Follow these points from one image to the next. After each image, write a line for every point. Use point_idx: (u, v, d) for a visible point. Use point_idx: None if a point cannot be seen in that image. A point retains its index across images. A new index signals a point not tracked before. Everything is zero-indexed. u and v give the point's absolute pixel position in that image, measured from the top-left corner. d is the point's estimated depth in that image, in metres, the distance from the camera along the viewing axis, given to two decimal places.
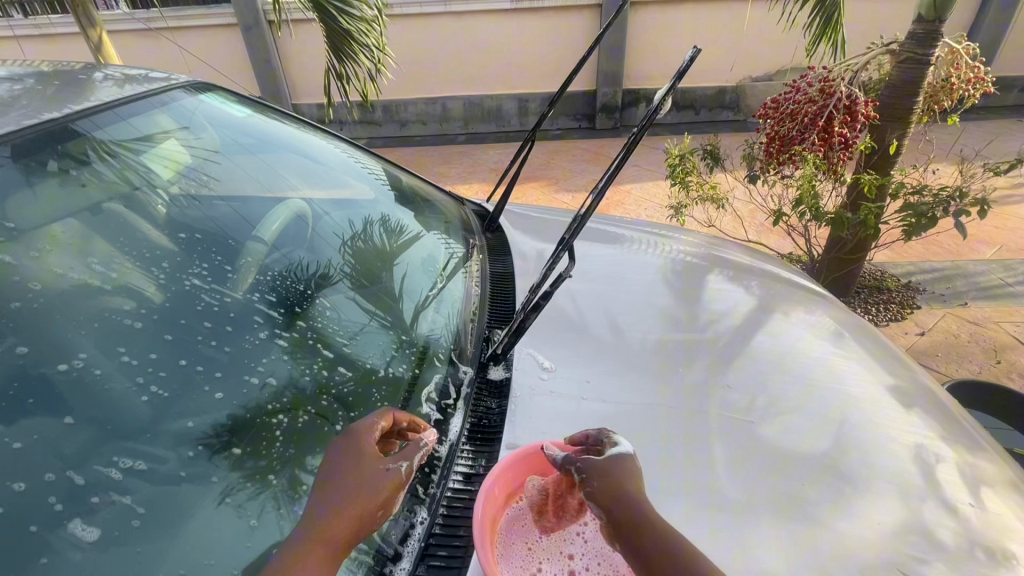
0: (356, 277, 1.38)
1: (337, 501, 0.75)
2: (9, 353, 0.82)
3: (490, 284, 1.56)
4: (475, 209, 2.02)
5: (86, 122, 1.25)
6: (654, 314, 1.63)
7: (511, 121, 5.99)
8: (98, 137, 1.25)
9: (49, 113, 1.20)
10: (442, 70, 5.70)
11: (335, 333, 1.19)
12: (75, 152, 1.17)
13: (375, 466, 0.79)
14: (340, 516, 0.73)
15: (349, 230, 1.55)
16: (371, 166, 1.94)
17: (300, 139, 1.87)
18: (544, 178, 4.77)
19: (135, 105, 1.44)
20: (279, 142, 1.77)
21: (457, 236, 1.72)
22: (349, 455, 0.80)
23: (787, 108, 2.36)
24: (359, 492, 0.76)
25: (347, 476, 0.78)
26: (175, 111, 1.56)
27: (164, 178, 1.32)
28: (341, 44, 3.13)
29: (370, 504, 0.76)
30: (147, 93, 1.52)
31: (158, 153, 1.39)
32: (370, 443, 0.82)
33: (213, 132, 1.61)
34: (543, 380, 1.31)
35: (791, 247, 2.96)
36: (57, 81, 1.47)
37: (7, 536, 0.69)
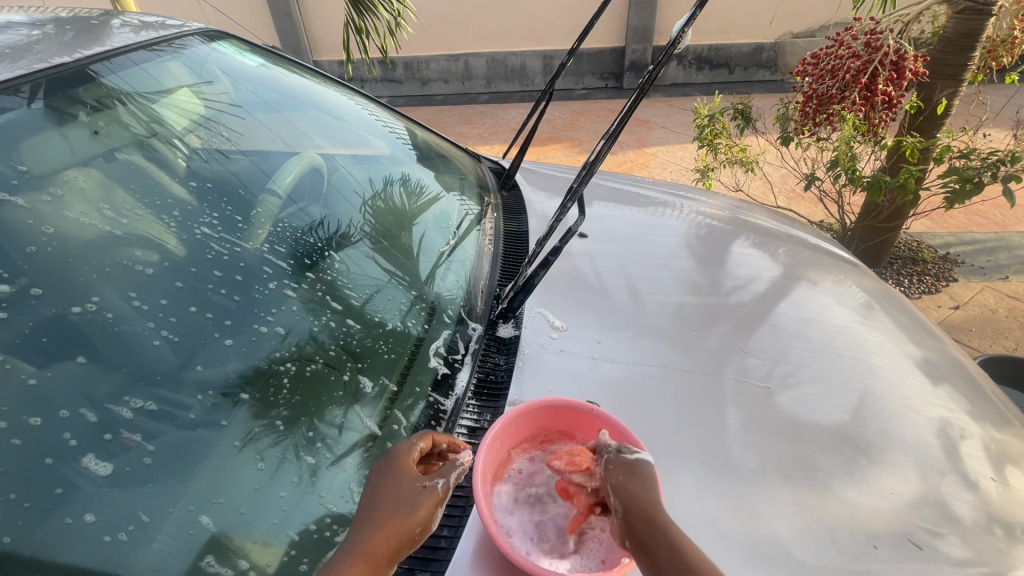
0: (372, 234, 1.37)
1: (379, 523, 0.78)
2: (24, 294, 0.83)
3: (503, 242, 1.54)
4: (492, 167, 1.98)
5: (98, 69, 1.24)
6: (671, 278, 1.59)
7: (535, 79, 5.80)
8: (109, 83, 1.24)
9: (61, 57, 1.20)
10: (465, 25, 5.52)
11: (348, 288, 1.20)
12: (87, 98, 1.17)
13: (413, 487, 0.81)
14: (380, 537, 0.76)
15: (366, 186, 1.53)
16: (391, 123, 1.90)
17: (317, 91, 1.84)
18: (567, 139, 4.65)
19: (147, 51, 1.42)
20: (294, 95, 1.74)
21: (472, 194, 1.70)
22: (390, 476, 0.82)
23: (828, 64, 2.22)
24: (399, 513, 0.79)
25: (388, 497, 0.80)
26: (188, 59, 1.53)
27: (176, 127, 1.32)
28: None
29: (409, 525, 0.78)
30: (160, 40, 1.50)
31: (171, 103, 1.38)
32: (410, 463, 0.84)
33: (227, 83, 1.59)
34: (553, 339, 1.30)
35: (823, 214, 2.84)
36: (70, 27, 1.46)
37: (26, 467, 0.72)
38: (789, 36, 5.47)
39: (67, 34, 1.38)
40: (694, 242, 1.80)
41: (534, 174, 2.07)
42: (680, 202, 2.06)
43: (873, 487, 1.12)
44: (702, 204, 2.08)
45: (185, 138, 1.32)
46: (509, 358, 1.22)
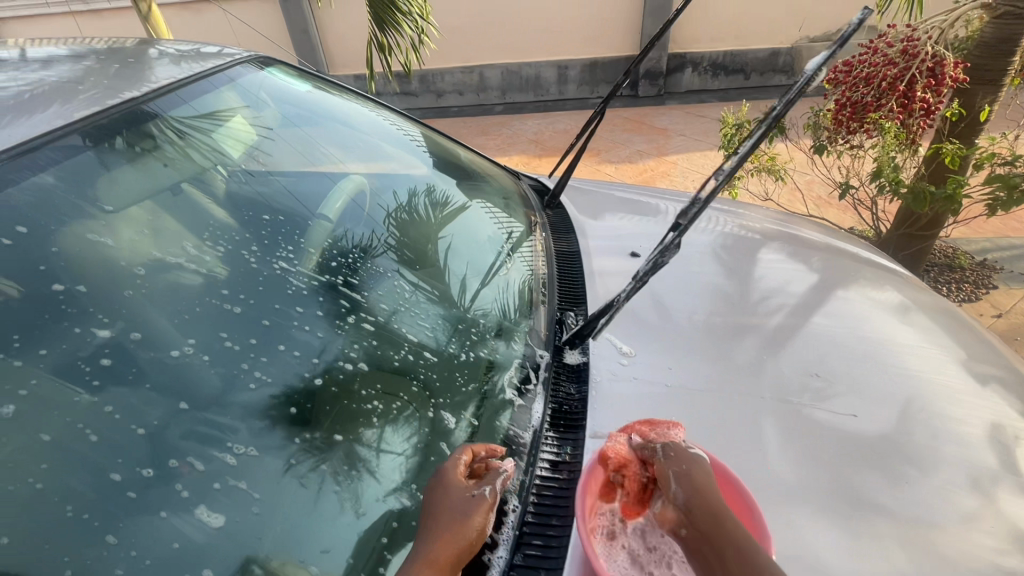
0: (415, 254, 1.39)
1: (441, 534, 0.77)
2: (124, 338, 0.86)
3: (556, 264, 1.53)
4: (532, 184, 1.97)
5: (162, 102, 1.28)
6: (731, 299, 1.55)
7: (550, 89, 5.81)
8: (171, 114, 1.28)
9: (129, 92, 1.24)
10: (480, 37, 5.54)
11: (389, 309, 1.20)
12: (155, 131, 1.21)
13: (465, 495, 0.81)
14: (443, 547, 0.76)
15: (391, 202, 1.54)
16: (406, 129, 1.95)
17: (344, 107, 1.87)
18: (586, 149, 4.64)
19: (204, 82, 1.46)
20: (327, 113, 1.77)
21: (517, 213, 1.69)
22: (444, 488, 0.82)
23: (861, 72, 2.19)
24: (458, 522, 0.78)
25: (443, 508, 0.80)
26: (243, 87, 1.58)
27: (233, 157, 1.35)
28: (384, 14, 3.07)
29: (468, 534, 0.78)
30: (218, 69, 1.55)
31: (229, 133, 1.41)
32: (458, 472, 0.84)
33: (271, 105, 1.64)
34: (624, 366, 1.27)
35: (855, 222, 2.80)
36: (120, 61, 1.48)
37: (140, 518, 0.73)
38: (806, 41, 5.44)
39: (112, 66, 1.41)
40: (724, 252, 1.78)
41: (577, 190, 2.05)
42: (723, 216, 2.04)
43: (930, 498, 1.09)
44: (751, 219, 2.05)
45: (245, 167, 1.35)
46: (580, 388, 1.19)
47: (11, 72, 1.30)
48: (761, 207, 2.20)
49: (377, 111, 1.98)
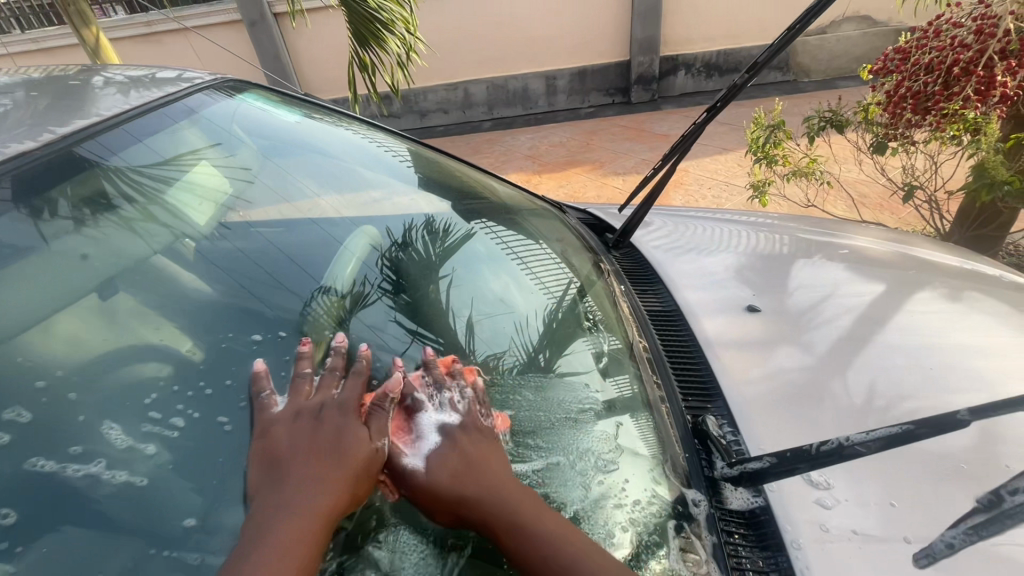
0: (412, 307, 1.07)
1: (317, 472, 0.68)
2: None
3: (656, 334, 1.16)
4: (582, 218, 1.65)
5: (100, 145, 1.03)
6: (900, 352, 1.10)
7: (539, 102, 5.54)
8: (112, 163, 1.02)
9: (46, 134, 0.98)
10: (462, 52, 5.25)
11: (427, 401, 0.89)
12: (89, 193, 0.96)
13: (346, 424, 0.75)
14: (325, 489, 0.67)
15: (389, 243, 1.24)
16: (393, 147, 1.67)
17: (336, 137, 1.58)
18: (587, 162, 4.35)
19: (155, 117, 1.17)
20: (313, 147, 1.48)
21: (573, 250, 1.40)
22: (316, 421, 0.74)
23: (922, 59, 1.89)
24: (328, 456, 0.70)
25: (322, 443, 0.72)
26: (205, 124, 1.28)
27: (204, 216, 1.09)
28: (367, 29, 2.76)
29: (357, 473, 0.70)
30: (169, 100, 1.25)
31: (193, 183, 1.15)
32: (341, 402, 0.77)
33: (251, 144, 1.35)
34: (829, 511, 0.79)
35: (909, 222, 2.55)
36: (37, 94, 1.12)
37: None
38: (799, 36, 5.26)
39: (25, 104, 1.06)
40: (757, 264, 1.42)
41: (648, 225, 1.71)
42: (817, 239, 1.58)
43: None
44: (857, 240, 1.58)
45: (219, 227, 1.09)
46: (779, 565, 0.74)
47: None
48: (851, 224, 1.82)
49: (369, 134, 1.69)
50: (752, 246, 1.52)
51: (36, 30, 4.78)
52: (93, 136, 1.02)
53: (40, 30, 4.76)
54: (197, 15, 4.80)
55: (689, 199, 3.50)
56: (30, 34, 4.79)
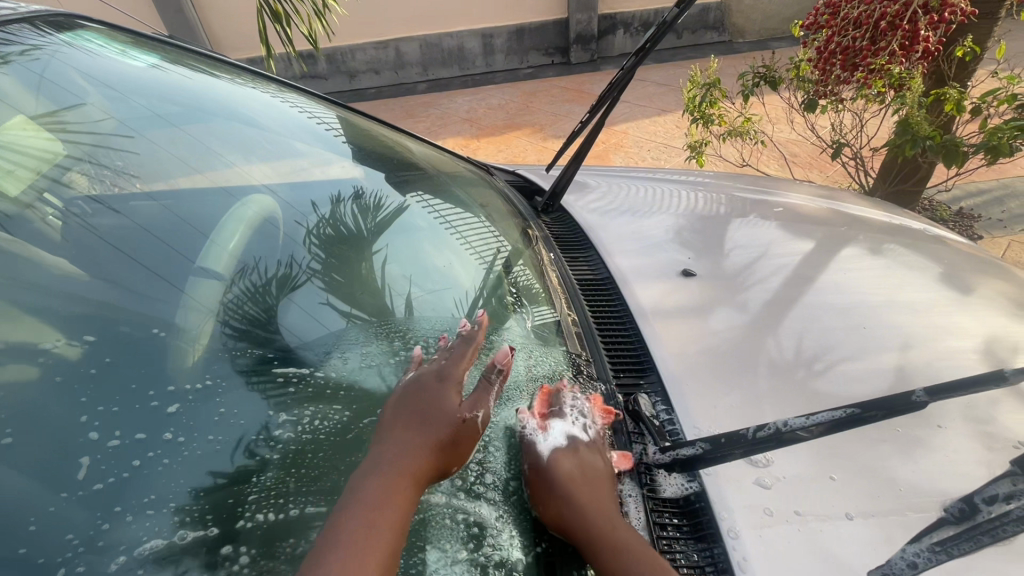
0: (329, 283, 0.94)
1: (408, 439, 0.68)
2: None
3: (587, 307, 1.09)
4: (511, 180, 1.55)
5: None
6: (834, 311, 1.09)
7: (476, 62, 5.28)
8: None
9: None
10: (392, 6, 4.87)
11: (337, 391, 0.80)
12: None
13: (449, 396, 0.73)
14: (419, 453, 0.67)
15: (305, 212, 1.09)
16: (318, 112, 1.49)
17: (235, 95, 1.37)
18: (527, 125, 4.20)
19: None
20: (214, 108, 1.27)
21: (501, 215, 1.30)
22: (420, 393, 0.74)
23: (851, 12, 1.86)
24: (423, 424, 0.69)
25: (420, 411, 0.71)
26: (24, 66, 1.04)
27: (31, 176, 0.89)
28: None
29: (446, 440, 0.69)
30: None
31: (5, 145, 0.91)
32: (446, 375, 0.76)
33: (100, 95, 1.12)
34: (767, 493, 0.75)
35: (836, 180, 2.62)
36: None
37: None
38: None
39: None
40: (695, 224, 1.38)
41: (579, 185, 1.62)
42: (753, 197, 1.55)
43: None
44: (789, 197, 1.57)
45: (40, 199, 0.86)
46: (714, 559, 0.70)
47: None
48: (784, 182, 1.82)
49: (279, 94, 1.49)
50: (689, 207, 1.47)
51: None
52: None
53: None
54: None
55: (630, 160, 3.46)
56: None
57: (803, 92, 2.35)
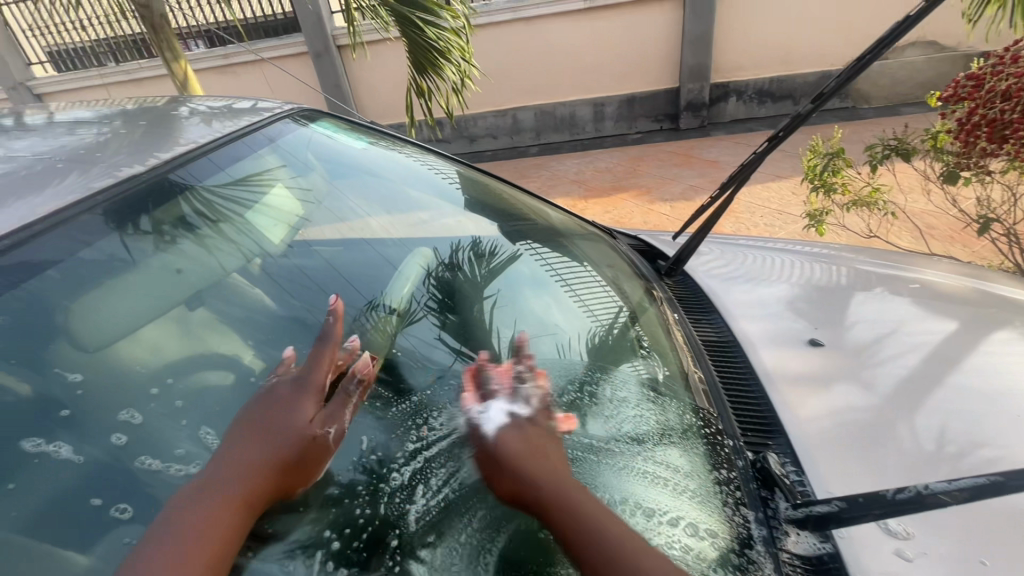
0: (448, 324, 1.09)
1: (248, 452, 0.70)
2: None
3: (712, 364, 1.13)
4: (632, 244, 1.65)
5: (188, 171, 1.07)
6: (978, 395, 1.03)
7: (586, 127, 5.59)
8: (201, 188, 1.06)
9: (144, 161, 1.01)
10: (514, 80, 5.37)
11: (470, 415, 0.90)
12: (182, 215, 1.01)
13: (299, 407, 0.76)
14: (251, 474, 0.68)
15: (438, 265, 1.28)
16: (440, 167, 1.72)
17: (394, 160, 1.64)
18: (634, 187, 4.32)
19: (238, 145, 1.22)
20: (356, 165, 1.52)
21: (624, 275, 1.39)
22: (271, 401, 0.77)
23: (996, 86, 1.81)
24: (272, 439, 0.72)
25: (267, 422, 0.74)
26: (282, 150, 1.34)
27: (274, 241, 1.14)
28: (426, 60, 2.86)
29: (287, 453, 0.71)
30: (245, 129, 1.28)
31: (265, 208, 1.19)
32: (298, 385, 0.80)
33: (318, 171, 1.40)
34: (910, 564, 0.74)
35: (983, 256, 2.39)
36: (143, 121, 1.23)
37: None
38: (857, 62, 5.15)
39: (138, 127, 1.17)
40: (812, 295, 1.37)
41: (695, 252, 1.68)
42: (883, 271, 1.51)
43: None
44: (926, 274, 1.50)
45: (263, 248, 1.11)
46: None
47: (14, 141, 1.06)
48: (920, 256, 1.72)
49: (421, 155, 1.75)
50: (811, 277, 1.47)
51: (129, 63, 5.20)
52: (179, 167, 1.05)
53: (132, 62, 5.18)
54: (270, 48, 5.13)
55: (740, 226, 3.42)
56: (124, 66, 5.21)
57: (941, 163, 2.24)
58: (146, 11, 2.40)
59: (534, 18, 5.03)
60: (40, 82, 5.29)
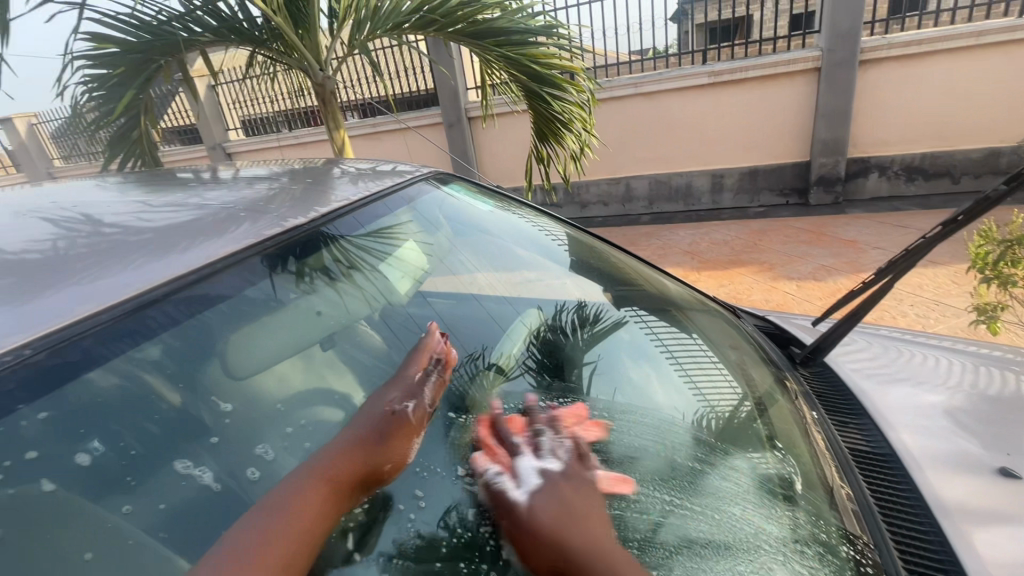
0: (544, 384, 1.07)
1: (341, 435, 0.76)
2: None
3: (868, 481, 0.95)
4: (758, 323, 1.52)
5: (338, 224, 1.16)
6: None
7: (702, 199, 5.44)
8: (345, 241, 1.16)
9: (305, 215, 1.12)
10: (630, 150, 5.45)
11: None
12: (328, 264, 1.10)
13: (384, 396, 0.85)
14: (346, 452, 0.73)
15: (536, 321, 1.29)
16: (549, 227, 1.75)
17: (513, 223, 1.69)
18: (754, 262, 4.06)
19: (379, 205, 1.31)
20: (481, 228, 1.59)
21: (745, 356, 1.28)
22: (365, 398, 0.86)
23: None
24: (360, 418, 0.79)
25: (360, 410, 0.82)
26: (420, 212, 1.45)
27: (401, 293, 1.22)
28: (550, 126, 3.00)
29: (373, 429, 0.78)
30: (388, 190, 1.39)
31: (396, 261, 1.28)
32: (387, 382, 0.90)
33: (445, 232, 1.49)
34: None
35: None
36: (305, 179, 1.41)
37: None
38: None
39: (299, 185, 1.34)
40: (985, 407, 1.13)
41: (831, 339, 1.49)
42: None
43: None
44: None
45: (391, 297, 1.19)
46: None
47: (202, 192, 1.26)
48: None
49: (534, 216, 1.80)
50: (988, 385, 1.22)
51: (300, 131, 6.20)
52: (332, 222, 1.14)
53: (302, 130, 6.17)
54: (411, 118, 5.80)
55: (882, 315, 3.03)
56: (295, 133, 6.22)
57: None
58: (320, 88, 2.84)
59: (655, 92, 5.13)
60: (233, 145, 6.48)
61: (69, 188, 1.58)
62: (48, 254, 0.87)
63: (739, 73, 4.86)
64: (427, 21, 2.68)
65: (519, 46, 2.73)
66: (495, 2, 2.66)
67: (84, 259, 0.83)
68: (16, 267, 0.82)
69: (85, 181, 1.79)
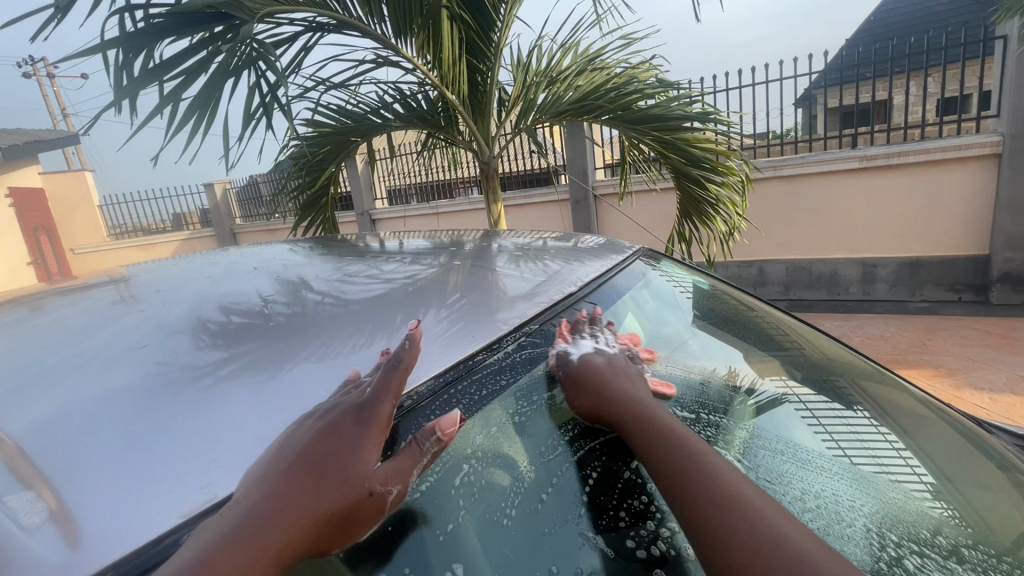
0: (728, 450, 0.99)
1: (288, 493, 0.62)
2: None
3: None
4: (1016, 442, 1.36)
5: (567, 313, 1.16)
6: None
7: (850, 289, 4.96)
8: (577, 324, 1.15)
9: (537, 303, 1.12)
10: (765, 232, 5.15)
11: None
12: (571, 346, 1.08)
13: (359, 445, 0.68)
14: (285, 520, 0.60)
15: (722, 384, 1.25)
16: (680, 278, 1.68)
17: (675, 290, 1.59)
18: (930, 365, 3.53)
19: (592, 292, 1.29)
20: (673, 309, 1.51)
21: (941, 450, 1.20)
22: (323, 437, 0.68)
23: None
24: (322, 484, 0.63)
25: (323, 465, 0.65)
26: (632, 297, 1.42)
27: (636, 363, 1.17)
28: (701, 207, 3.05)
29: (340, 504, 0.63)
30: (597, 279, 1.35)
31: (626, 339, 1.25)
32: (359, 417, 0.70)
33: (653, 311, 1.44)
34: None
35: None
36: (467, 256, 1.47)
37: None
38: None
39: (471, 260, 1.41)
40: None
41: None
42: None
43: None
44: None
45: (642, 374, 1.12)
46: None
47: (401, 263, 1.38)
48: None
49: (678, 272, 1.71)
50: None
51: (436, 202, 6.79)
52: (562, 309, 1.15)
53: (439, 201, 6.75)
54: (538, 195, 6.11)
55: None
56: (432, 204, 6.84)
57: None
58: (485, 167, 3.12)
59: (795, 176, 4.87)
60: (379, 213, 7.29)
61: (276, 249, 1.81)
62: (294, 311, 1.03)
63: (898, 158, 4.49)
64: (590, 107, 2.86)
65: (676, 130, 2.82)
66: (654, 91, 2.80)
67: (348, 325, 0.95)
68: (277, 328, 0.95)
69: (282, 243, 2.07)
